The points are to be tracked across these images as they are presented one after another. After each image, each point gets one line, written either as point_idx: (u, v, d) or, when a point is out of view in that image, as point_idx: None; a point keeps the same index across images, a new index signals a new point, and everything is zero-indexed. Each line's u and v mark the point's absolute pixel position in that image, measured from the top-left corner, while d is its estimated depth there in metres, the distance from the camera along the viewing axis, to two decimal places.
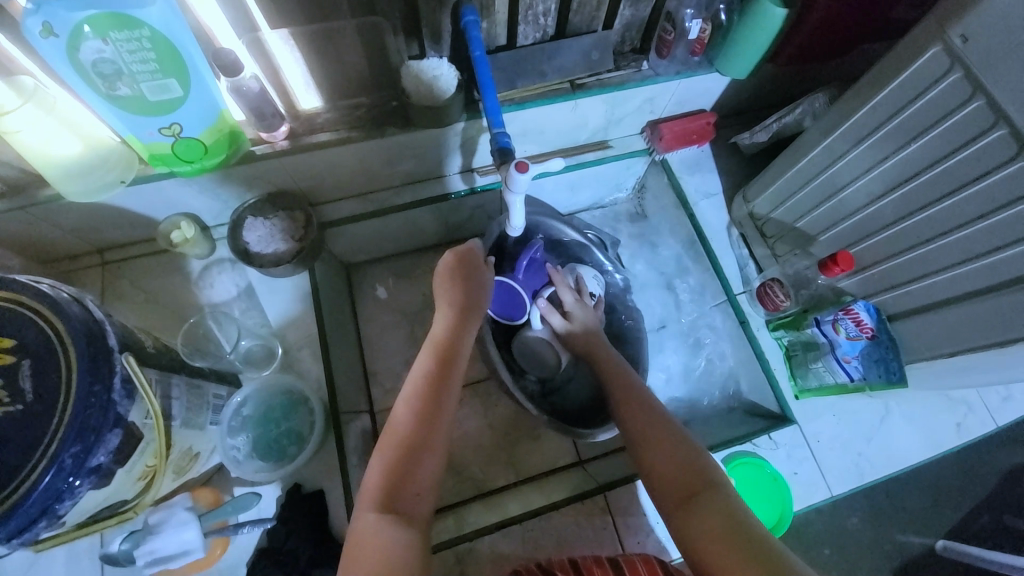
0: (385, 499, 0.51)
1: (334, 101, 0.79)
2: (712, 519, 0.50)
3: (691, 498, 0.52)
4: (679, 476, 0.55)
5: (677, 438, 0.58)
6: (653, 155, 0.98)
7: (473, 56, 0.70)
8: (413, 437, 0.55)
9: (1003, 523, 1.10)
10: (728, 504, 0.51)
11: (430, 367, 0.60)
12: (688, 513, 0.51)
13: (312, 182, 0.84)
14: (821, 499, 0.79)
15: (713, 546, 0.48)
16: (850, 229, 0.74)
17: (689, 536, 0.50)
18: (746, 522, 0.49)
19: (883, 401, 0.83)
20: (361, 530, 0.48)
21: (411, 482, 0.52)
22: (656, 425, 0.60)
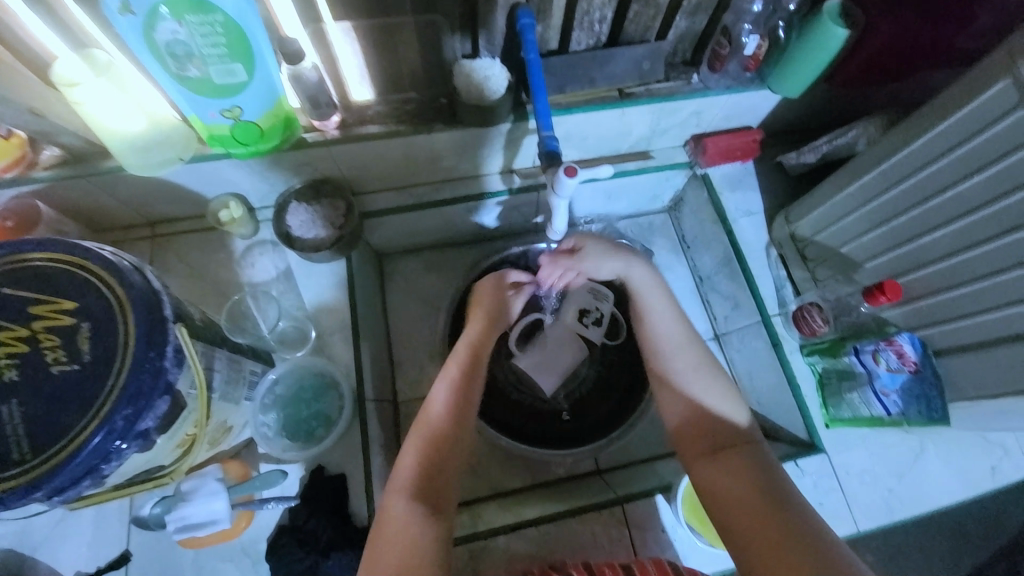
0: (413, 491, 0.58)
1: (386, 95, 0.80)
2: (737, 467, 0.59)
3: (719, 450, 0.61)
4: (709, 430, 0.63)
5: (719, 385, 0.66)
6: (694, 168, 0.98)
7: (526, 59, 0.71)
8: (436, 432, 0.62)
9: None
10: (755, 459, 0.59)
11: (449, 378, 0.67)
12: (715, 464, 0.60)
13: (356, 172, 0.86)
14: (846, 534, 0.76)
15: (732, 492, 0.57)
16: (900, 258, 0.72)
17: (707, 480, 0.59)
18: (769, 475, 0.57)
19: (918, 438, 0.81)
20: (392, 513, 0.55)
21: (437, 473, 0.59)
22: (695, 372, 0.67)
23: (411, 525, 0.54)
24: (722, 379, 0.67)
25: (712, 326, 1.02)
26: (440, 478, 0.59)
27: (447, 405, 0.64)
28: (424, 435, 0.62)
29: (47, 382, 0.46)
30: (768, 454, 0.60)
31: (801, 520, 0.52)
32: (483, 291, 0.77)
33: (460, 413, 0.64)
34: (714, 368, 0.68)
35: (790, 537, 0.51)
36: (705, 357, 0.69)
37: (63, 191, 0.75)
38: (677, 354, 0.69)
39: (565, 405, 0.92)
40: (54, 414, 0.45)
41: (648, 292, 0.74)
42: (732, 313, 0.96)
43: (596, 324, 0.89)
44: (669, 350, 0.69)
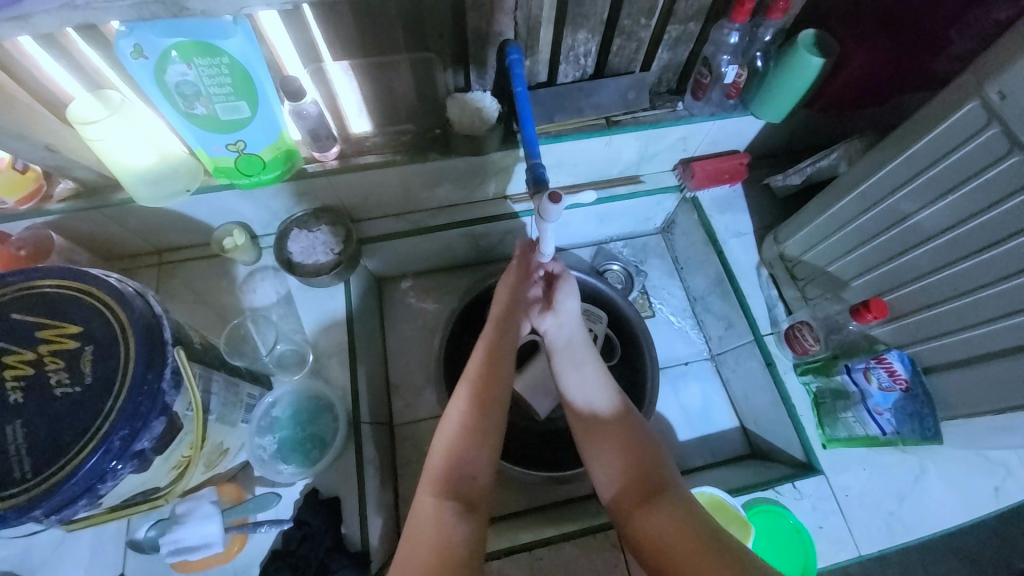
0: (442, 488, 0.60)
1: (383, 127, 0.84)
2: (673, 514, 0.57)
3: (650, 498, 0.59)
4: (638, 478, 0.61)
5: (642, 433, 0.65)
6: (684, 192, 1.00)
7: (515, 92, 0.75)
8: (460, 433, 0.64)
9: None
10: (689, 507, 0.57)
11: (477, 369, 0.68)
12: (651, 515, 0.58)
13: (354, 200, 0.89)
14: (847, 558, 0.75)
15: (670, 541, 0.55)
16: (884, 276, 0.73)
17: (644, 532, 0.57)
18: (702, 525, 0.55)
19: (917, 458, 0.79)
20: (421, 512, 0.58)
21: (467, 471, 0.62)
22: (625, 421, 0.66)
23: (444, 521, 0.57)
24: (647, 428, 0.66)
25: (706, 346, 1.03)
26: (470, 473, 0.62)
27: (470, 399, 0.66)
28: (450, 434, 0.63)
29: (48, 404, 0.48)
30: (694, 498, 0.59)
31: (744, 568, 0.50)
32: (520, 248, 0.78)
33: (483, 407, 0.65)
34: (631, 416, 0.67)
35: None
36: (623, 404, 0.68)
37: (76, 222, 0.79)
38: (597, 406, 0.68)
39: (561, 425, 0.92)
40: (53, 435, 0.47)
41: (563, 352, 0.74)
42: (725, 332, 0.97)
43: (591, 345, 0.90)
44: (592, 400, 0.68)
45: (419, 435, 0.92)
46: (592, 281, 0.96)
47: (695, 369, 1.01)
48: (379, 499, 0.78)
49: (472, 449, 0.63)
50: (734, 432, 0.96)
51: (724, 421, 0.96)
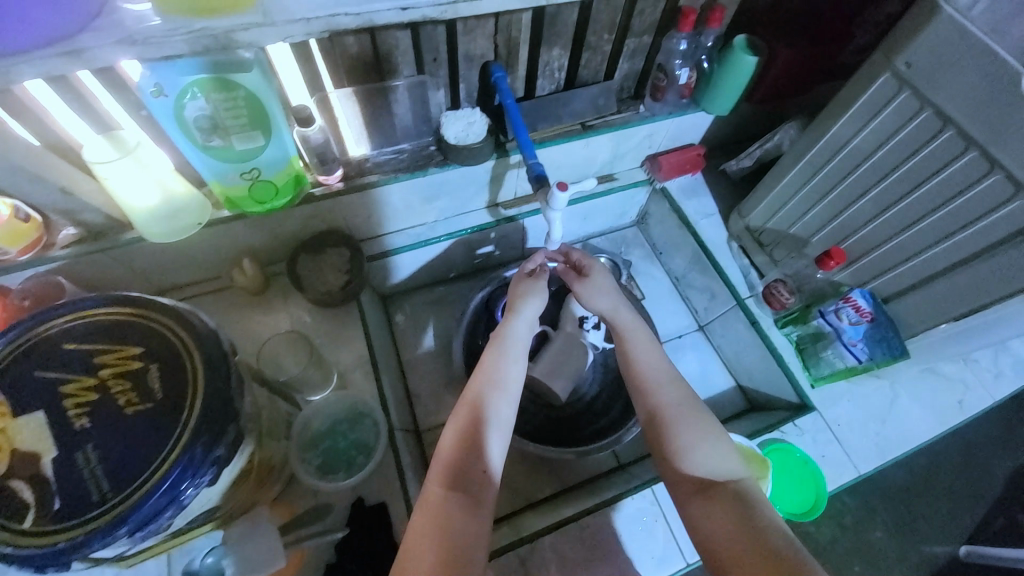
0: (449, 483, 0.61)
1: (381, 148, 0.90)
2: (725, 507, 0.59)
3: (709, 487, 0.61)
4: (699, 469, 0.64)
5: (706, 424, 0.67)
6: (654, 184, 1.12)
7: (504, 104, 0.84)
8: (476, 420, 0.65)
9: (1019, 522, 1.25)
10: (746, 502, 0.59)
11: (490, 363, 0.71)
12: (704, 501, 0.61)
13: (358, 220, 0.93)
14: (850, 479, 0.84)
15: (719, 529, 0.58)
16: (837, 229, 0.85)
17: (695, 518, 0.60)
18: (752, 524, 0.57)
19: (891, 384, 0.91)
20: (430, 503, 0.59)
21: (476, 464, 0.63)
22: (681, 406, 0.68)
23: (448, 517, 0.58)
24: (711, 419, 0.68)
25: (694, 319, 1.13)
26: (480, 465, 0.63)
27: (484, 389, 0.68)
28: (459, 429, 0.65)
29: (121, 423, 0.49)
30: (754, 493, 0.61)
31: (794, 564, 0.51)
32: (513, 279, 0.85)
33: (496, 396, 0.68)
34: (700, 407, 0.69)
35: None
36: (689, 398, 0.69)
37: (81, 268, 0.78)
38: (666, 388, 0.70)
39: (578, 407, 0.98)
40: (131, 455, 0.47)
41: (630, 329, 0.78)
42: (710, 303, 1.07)
43: (595, 328, 0.97)
44: (654, 384, 0.70)
45: None
46: None
47: (688, 340, 1.11)
48: None
49: (484, 441, 0.64)
50: (731, 390, 1.06)
51: (721, 381, 1.06)
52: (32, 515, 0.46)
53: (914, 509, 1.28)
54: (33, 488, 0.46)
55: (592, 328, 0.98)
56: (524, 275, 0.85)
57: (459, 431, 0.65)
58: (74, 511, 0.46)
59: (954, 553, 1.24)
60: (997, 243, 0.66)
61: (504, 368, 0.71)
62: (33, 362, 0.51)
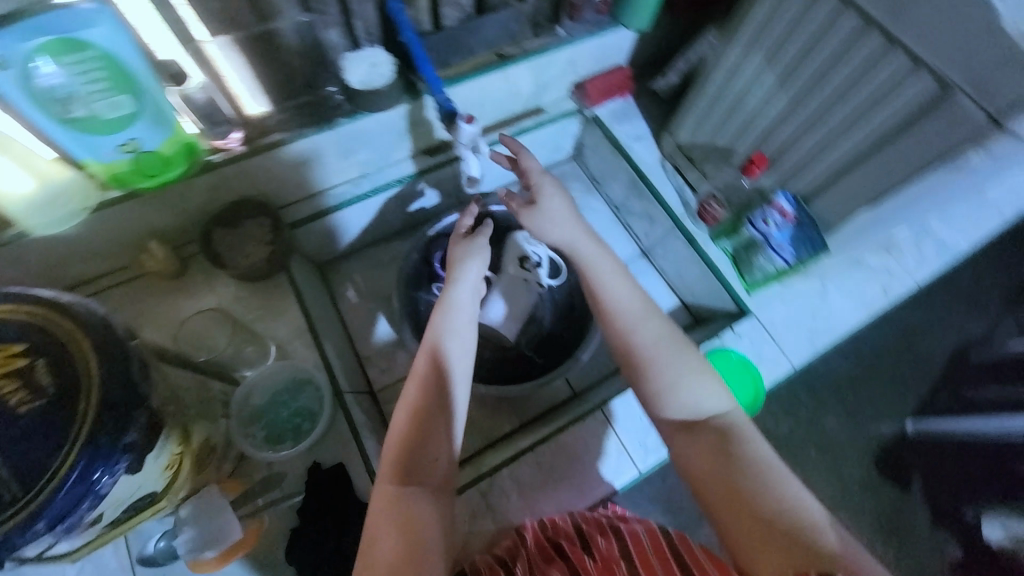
0: (400, 474, 0.59)
1: (282, 103, 0.83)
2: (710, 444, 0.58)
3: (692, 425, 0.60)
4: (682, 408, 0.62)
5: (690, 362, 0.64)
6: (584, 113, 1.08)
7: (405, 38, 0.79)
8: (419, 408, 0.62)
9: (959, 395, 1.35)
10: (730, 436, 0.58)
11: (433, 344, 0.66)
12: (687, 441, 0.60)
13: (272, 185, 0.87)
14: (785, 373, 0.90)
15: (703, 469, 0.57)
16: (759, 134, 0.85)
17: (682, 457, 0.60)
18: (736, 461, 0.55)
19: (821, 281, 0.95)
20: (382, 498, 0.57)
21: (423, 452, 0.60)
22: (660, 345, 0.65)
23: (404, 505, 0.57)
24: (694, 352, 0.65)
25: (638, 245, 1.14)
26: (429, 452, 0.60)
27: (427, 373, 0.64)
28: (404, 416, 0.62)
29: (14, 424, 0.46)
30: (738, 428, 0.59)
31: (768, 504, 0.51)
32: (451, 242, 0.80)
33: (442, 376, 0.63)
34: (683, 345, 0.66)
35: (778, 532, 0.49)
36: (673, 337, 0.66)
37: None
38: (643, 325, 0.67)
39: (530, 345, 0.99)
40: (31, 454, 0.45)
41: (600, 259, 0.73)
42: (650, 228, 1.08)
43: (538, 266, 0.94)
44: (631, 328, 0.66)
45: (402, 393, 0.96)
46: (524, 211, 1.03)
47: (633, 268, 1.12)
48: None
49: (429, 430, 0.61)
50: (677, 308, 1.08)
51: (666, 301, 1.09)
52: None
53: (861, 396, 1.36)
54: None
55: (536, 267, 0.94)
56: (460, 238, 0.81)
57: (406, 416, 0.62)
58: None
59: (901, 432, 1.33)
60: (903, 125, 0.66)
61: (452, 353, 0.65)
62: None
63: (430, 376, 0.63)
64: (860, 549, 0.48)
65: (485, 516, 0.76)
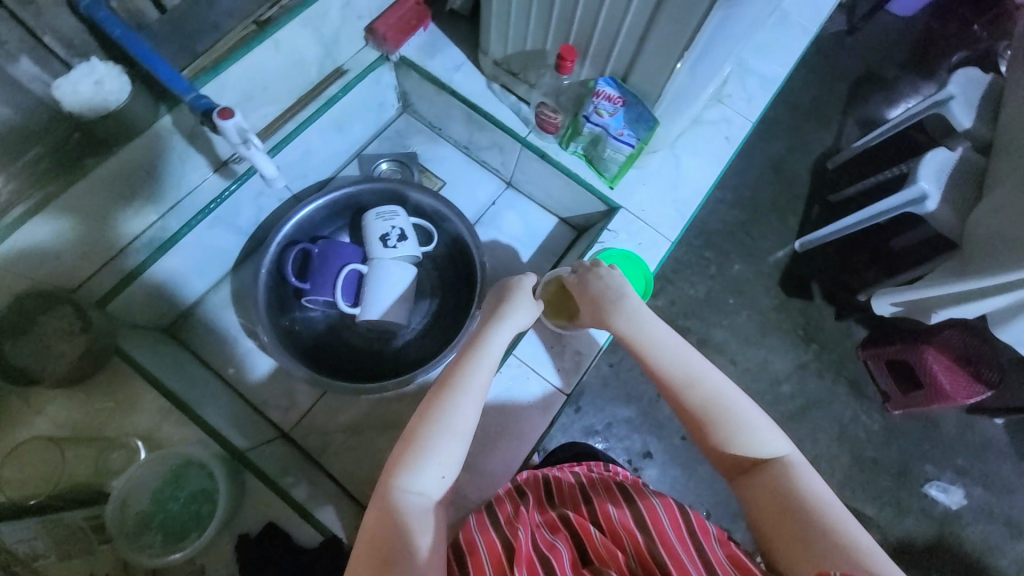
0: (406, 480, 0.53)
1: (5, 169, 0.64)
2: (774, 491, 0.54)
3: (759, 466, 0.56)
4: (743, 448, 0.57)
5: (753, 410, 0.58)
6: (391, 59, 0.97)
7: (115, 37, 0.62)
8: (445, 417, 0.56)
9: (828, 202, 1.46)
10: (794, 480, 0.54)
11: (468, 359, 0.61)
12: (750, 484, 0.56)
13: (46, 268, 0.70)
14: (666, 249, 0.92)
15: (769, 508, 0.53)
16: (561, 25, 0.81)
17: (748, 497, 0.55)
18: (808, 507, 0.51)
19: (671, 152, 0.96)
20: (382, 500, 0.52)
21: (438, 471, 0.54)
22: (724, 391, 0.59)
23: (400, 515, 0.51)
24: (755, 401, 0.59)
25: (501, 178, 1.08)
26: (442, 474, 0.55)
27: (456, 385, 0.59)
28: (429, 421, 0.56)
29: None
30: (810, 473, 0.54)
31: (837, 544, 0.48)
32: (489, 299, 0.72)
33: (471, 394, 0.58)
34: (742, 394, 0.59)
35: (818, 555, 0.48)
36: (732, 386, 0.60)
37: None
38: (709, 374, 0.60)
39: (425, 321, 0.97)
40: None
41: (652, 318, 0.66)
42: (502, 159, 1.03)
43: (401, 240, 0.90)
44: (685, 380, 0.60)
45: (318, 422, 0.90)
46: (370, 185, 0.93)
47: (503, 203, 1.08)
48: (317, 493, 0.76)
49: (450, 448, 0.55)
50: (558, 226, 1.07)
51: (546, 223, 1.07)
52: None
53: (754, 236, 1.45)
54: None
55: (400, 242, 0.90)
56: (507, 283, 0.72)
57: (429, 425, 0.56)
58: None
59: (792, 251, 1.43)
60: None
61: (474, 375, 0.59)
62: None
63: (453, 384, 0.58)
64: None
65: None
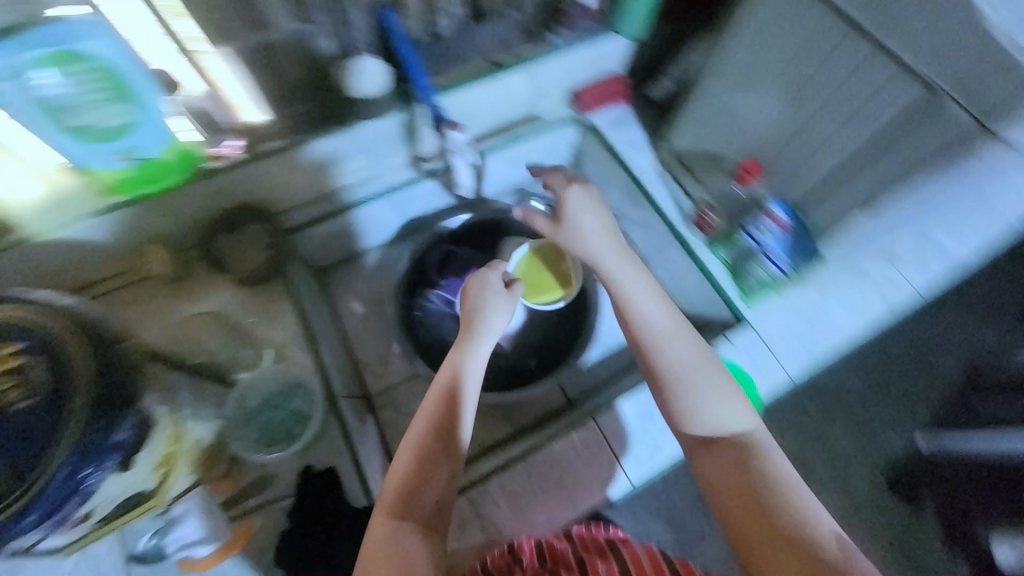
0: (396, 510, 0.60)
1: (279, 110, 0.82)
2: (734, 461, 0.60)
3: (714, 442, 0.62)
4: (709, 424, 0.63)
5: (720, 380, 0.66)
6: (580, 120, 1.08)
7: (400, 50, 0.81)
8: (423, 445, 0.62)
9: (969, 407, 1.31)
10: (751, 455, 0.60)
11: (442, 392, 0.66)
12: (710, 454, 0.62)
13: (268, 190, 0.87)
14: (782, 383, 0.89)
15: (728, 496, 0.59)
16: (756, 139, 0.86)
17: (707, 474, 0.61)
18: (766, 479, 0.58)
19: (819, 291, 0.94)
20: (374, 537, 0.58)
21: (425, 496, 0.61)
22: (692, 373, 0.66)
23: (397, 543, 0.57)
24: (723, 380, 0.66)
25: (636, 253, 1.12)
26: (433, 501, 0.61)
27: (432, 417, 0.64)
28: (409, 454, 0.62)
29: (9, 420, 0.47)
30: (765, 448, 0.61)
31: (801, 534, 0.54)
32: (466, 287, 0.76)
33: (448, 430, 0.63)
34: (707, 353, 0.68)
35: (787, 547, 0.53)
36: (696, 341, 0.68)
37: None
38: (689, 368, 0.66)
39: (530, 351, 0.97)
40: (20, 449, 0.46)
41: (638, 288, 0.72)
42: (645, 236, 1.07)
43: None
44: (660, 343, 0.68)
45: (396, 400, 0.97)
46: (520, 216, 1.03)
47: None
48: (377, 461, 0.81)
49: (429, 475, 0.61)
50: None
51: None
52: None
53: (872, 410, 1.32)
54: None
55: None
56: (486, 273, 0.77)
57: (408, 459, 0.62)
58: None
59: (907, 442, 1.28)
60: (901, 130, 0.69)
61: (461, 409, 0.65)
62: None
63: (436, 425, 0.63)
64: (858, 556, 0.53)
65: (475, 524, 0.76)
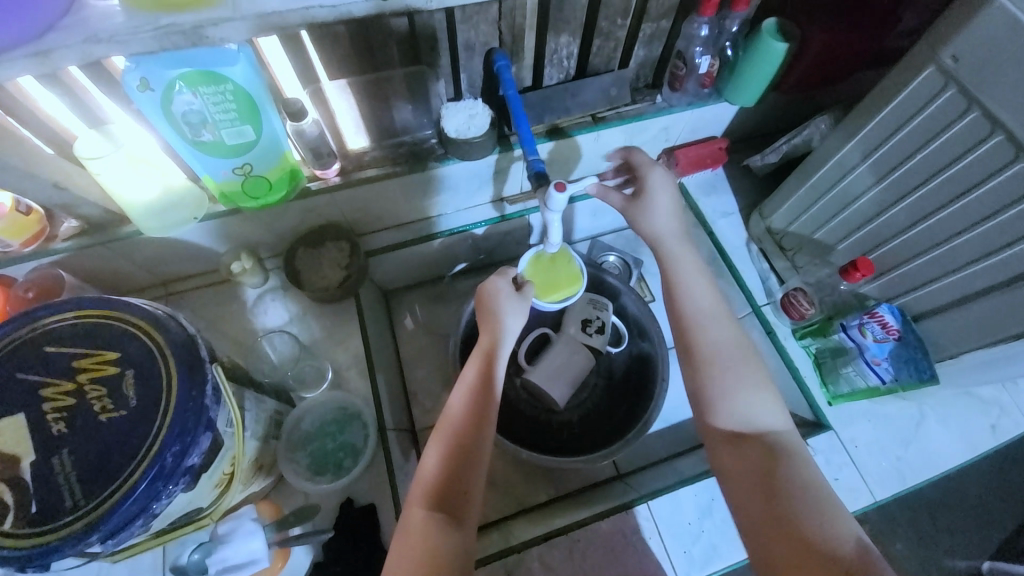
0: (431, 499, 0.58)
1: (381, 141, 0.85)
2: (761, 462, 0.58)
3: (741, 439, 0.60)
4: (738, 421, 0.61)
5: (750, 369, 0.64)
6: (668, 178, 1.04)
7: (506, 95, 0.76)
8: (459, 428, 0.62)
9: None
10: (784, 454, 0.58)
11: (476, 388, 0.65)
12: (736, 451, 0.59)
13: (358, 214, 0.90)
14: (866, 505, 0.79)
15: (751, 491, 0.56)
16: (866, 237, 0.79)
17: (728, 471, 0.59)
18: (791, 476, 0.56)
19: (917, 405, 0.85)
20: (412, 527, 0.56)
21: (457, 483, 0.59)
22: (722, 347, 0.65)
23: (433, 532, 0.55)
24: (759, 372, 0.64)
25: None
26: (462, 488, 0.59)
27: (470, 406, 0.63)
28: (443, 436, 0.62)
29: (95, 428, 0.49)
30: (795, 449, 0.59)
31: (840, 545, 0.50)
32: (487, 284, 0.75)
33: (482, 417, 0.63)
34: (748, 349, 0.66)
35: (796, 534, 0.51)
36: (737, 335, 0.66)
37: (86, 259, 0.79)
38: (715, 330, 0.67)
39: (580, 412, 0.96)
40: (104, 459, 0.48)
41: (677, 257, 0.72)
42: None
43: (598, 332, 0.92)
44: (702, 323, 0.67)
45: None
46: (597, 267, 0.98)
47: None
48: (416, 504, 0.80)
49: (464, 459, 0.60)
50: None
51: None
52: (10, 518, 0.46)
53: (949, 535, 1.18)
54: (12, 491, 0.47)
55: (595, 332, 0.93)
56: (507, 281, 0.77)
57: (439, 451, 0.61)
58: (50, 515, 0.47)
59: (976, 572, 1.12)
60: None
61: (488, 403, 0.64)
62: (16, 364, 0.51)
63: (472, 414, 0.63)
64: None
65: None
